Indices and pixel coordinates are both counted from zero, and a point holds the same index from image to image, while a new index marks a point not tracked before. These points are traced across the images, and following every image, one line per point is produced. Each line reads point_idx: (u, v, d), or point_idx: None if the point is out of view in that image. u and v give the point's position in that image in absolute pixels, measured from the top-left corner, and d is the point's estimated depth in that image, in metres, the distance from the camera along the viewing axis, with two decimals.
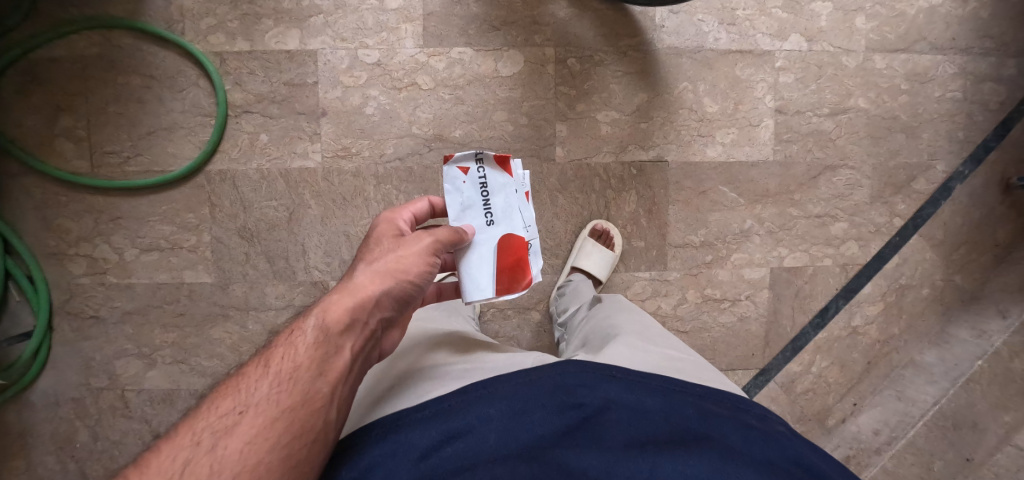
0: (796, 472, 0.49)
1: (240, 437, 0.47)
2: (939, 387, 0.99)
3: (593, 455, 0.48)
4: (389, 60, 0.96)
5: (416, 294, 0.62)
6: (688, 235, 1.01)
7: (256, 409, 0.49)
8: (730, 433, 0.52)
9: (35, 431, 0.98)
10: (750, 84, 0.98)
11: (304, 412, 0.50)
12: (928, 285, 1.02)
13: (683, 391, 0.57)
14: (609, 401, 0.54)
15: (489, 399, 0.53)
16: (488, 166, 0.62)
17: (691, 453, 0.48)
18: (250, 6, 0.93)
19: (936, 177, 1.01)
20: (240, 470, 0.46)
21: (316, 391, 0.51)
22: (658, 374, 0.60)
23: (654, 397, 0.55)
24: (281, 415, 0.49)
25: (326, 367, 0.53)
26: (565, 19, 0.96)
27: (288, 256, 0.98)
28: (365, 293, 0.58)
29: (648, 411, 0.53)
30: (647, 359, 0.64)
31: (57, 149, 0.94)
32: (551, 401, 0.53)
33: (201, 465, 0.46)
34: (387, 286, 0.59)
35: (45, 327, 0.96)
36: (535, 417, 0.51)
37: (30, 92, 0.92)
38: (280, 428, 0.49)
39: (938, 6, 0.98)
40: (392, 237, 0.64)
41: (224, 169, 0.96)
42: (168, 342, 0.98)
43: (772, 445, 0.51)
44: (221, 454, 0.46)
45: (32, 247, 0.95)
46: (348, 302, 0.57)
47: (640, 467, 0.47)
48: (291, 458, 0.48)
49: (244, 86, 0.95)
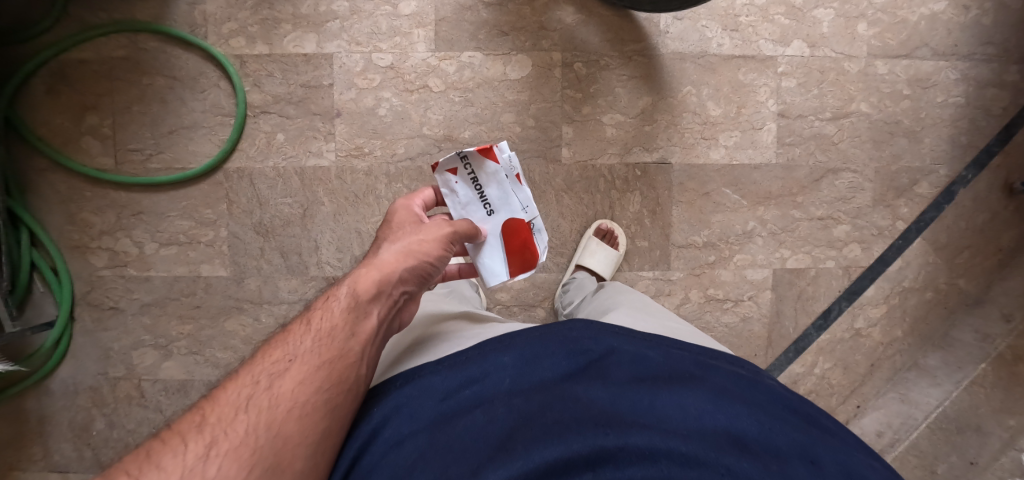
0: (782, 409, 0.55)
1: (290, 380, 0.54)
2: (943, 390, 1.00)
3: (599, 389, 0.54)
4: (402, 63, 0.99)
5: (434, 273, 0.67)
6: (691, 235, 1.03)
7: (301, 359, 0.55)
8: (723, 378, 0.58)
9: (54, 418, 1.01)
10: (752, 88, 1.01)
11: (342, 364, 0.56)
12: (931, 289, 1.03)
13: (681, 346, 0.64)
14: (614, 347, 0.60)
15: (504, 349, 0.60)
16: (473, 161, 0.68)
17: (688, 388, 0.54)
18: (270, 12, 0.98)
19: (940, 181, 1.02)
20: (290, 407, 0.52)
21: (349, 349, 0.57)
22: (657, 334, 0.67)
23: (655, 349, 0.61)
24: (322, 365, 0.55)
25: (358, 329, 0.59)
26: (571, 25, 0.99)
27: (301, 252, 1.01)
28: (390, 268, 0.63)
29: (650, 358, 0.59)
30: (643, 327, 0.71)
31: (83, 146, 0.98)
32: (560, 348, 0.59)
33: (259, 400, 0.52)
34: (409, 263, 0.64)
35: (67, 317, 0.99)
36: (546, 363, 0.58)
37: (61, 92, 0.97)
38: (322, 375, 0.55)
39: (940, 14, 1.00)
40: (413, 222, 0.70)
41: (242, 167, 1.00)
42: (184, 333, 1.02)
43: (760, 388, 0.57)
44: (274, 392, 0.52)
45: (56, 240, 0.99)
46: (375, 275, 0.62)
47: (640, 399, 0.53)
48: (331, 401, 0.54)
49: (263, 88, 0.99)
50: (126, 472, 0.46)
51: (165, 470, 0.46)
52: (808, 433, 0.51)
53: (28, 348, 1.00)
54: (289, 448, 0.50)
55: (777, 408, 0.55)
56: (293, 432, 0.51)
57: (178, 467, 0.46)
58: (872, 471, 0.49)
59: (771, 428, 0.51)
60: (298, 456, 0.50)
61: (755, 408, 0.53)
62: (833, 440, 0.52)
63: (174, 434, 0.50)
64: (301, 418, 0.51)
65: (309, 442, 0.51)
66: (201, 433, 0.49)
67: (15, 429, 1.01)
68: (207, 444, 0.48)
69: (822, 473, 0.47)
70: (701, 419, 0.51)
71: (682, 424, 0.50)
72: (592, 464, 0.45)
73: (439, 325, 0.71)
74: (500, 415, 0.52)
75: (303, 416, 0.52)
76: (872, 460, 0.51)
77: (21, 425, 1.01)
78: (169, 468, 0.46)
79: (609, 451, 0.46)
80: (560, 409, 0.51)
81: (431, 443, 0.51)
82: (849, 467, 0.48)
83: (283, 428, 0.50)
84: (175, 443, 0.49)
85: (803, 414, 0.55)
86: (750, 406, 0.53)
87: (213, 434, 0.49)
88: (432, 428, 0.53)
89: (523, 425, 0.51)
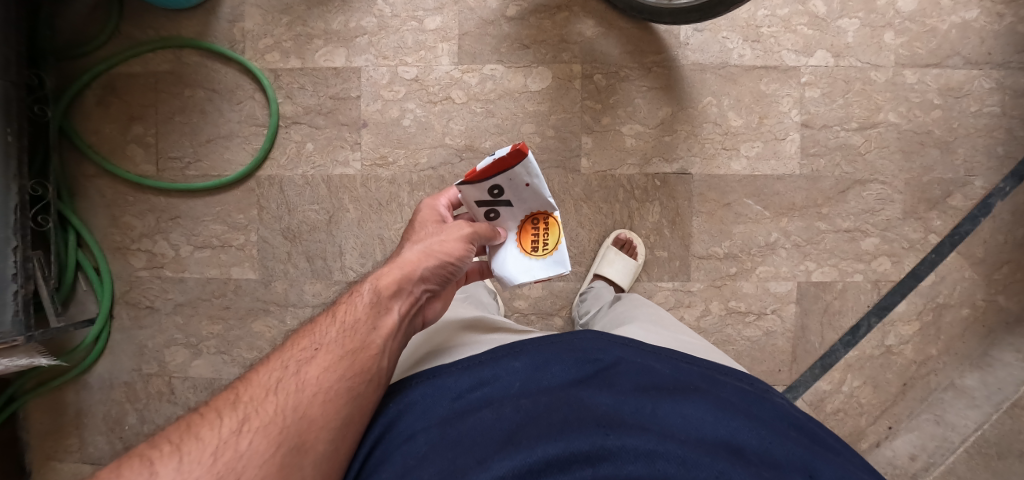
0: (787, 427, 0.55)
1: (316, 367, 0.55)
2: (981, 412, 0.93)
3: (604, 396, 0.54)
4: (426, 76, 1.03)
5: (455, 272, 0.68)
6: (711, 246, 1.01)
7: (327, 348, 0.57)
8: (729, 393, 0.57)
9: (90, 411, 1.06)
10: (775, 98, 1.00)
11: (364, 355, 0.58)
12: (967, 305, 0.99)
13: (689, 360, 0.63)
14: (621, 358, 0.60)
15: (515, 354, 0.60)
16: None
17: (693, 400, 0.54)
18: (303, 28, 1.03)
19: (975, 193, 0.99)
20: (315, 392, 0.53)
21: (371, 341, 0.59)
22: (666, 347, 0.66)
23: (664, 363, 0.61)
24: (346, 355, 0.57)
25: (379, 323, 0.60)
26: (592, 38, 1.00)
27: (326, 257, 1.05)
28: (411, 267, 0.65)
29: (659, 371, 0.59)
30: (653, 341, 0.70)
31: (128, 154, 1.04)
32: (569, 356, 0.60)
33: (287, 383, 0.53)
34: (429, 262, 0.66)
35: (107, 314, 1.05)
36: (554, 370, 0.59)
37: (110, 103, 1.04)
38: (345, 364, 0.56)
39: (972, 21, 0.98)
40: (436, 222, 0.71)
41: (273, 175, 1.04)
42: (214, 333, 1.06)
43: (766, 406, 0.57)
44: (301, 377, 0.54)
45: (100, 241, 1.06)
46: (397, 273, 0.64)
47: (642, 408, 0.53)
48: (353, 390, 0.55)
49: (295, 99, 1.04)
50: (167, 441, 0.48)
51: (201, 442, 0.48)
52: (809, 447, 0.51)
53: (70, 343, 1.05)
54: (314, 431, 0.51)
55: (780, 424, 0.54)
56: (318, 415, 0.52)
57: (214, 439, 0.49)
58: None
59: (771, 441, 0.51)
60: (321, 439, 0.52)
61: (757, 422, 0.53)
62: (836, 458, 0.51)
63: (210, 409, 0.52)
64: (325, 403, 0.53)
65: (332, 427, 0.52)
66: (236, 410, 0.51)
67: (54, 420, 1.06)
68: (240, 420, 0.50)
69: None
70: (701, 429, 0.51)
71: (683, 432, 0.50)
72: (591, 461, 0.46)
73: (457, 331, 0.71)
74: (507, 413, 0.53)
75: (327, 401, 0.53)
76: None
77: (60, 417, 1.06)
78: (206, 439, 0.48)
79: (608, 450, 0.46)
80: (564, 411, 0.52)
81: (440, 438, 0.52)
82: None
83: (308, 411, 0.52)
84: (211, 417, 0.50)
85: (807, 433, 0.55)
86: (752, 420, 0.53)
87: (245, 411, 0.51)
88: (442, 424, 0.54)
89: (527, 423, 0.51)
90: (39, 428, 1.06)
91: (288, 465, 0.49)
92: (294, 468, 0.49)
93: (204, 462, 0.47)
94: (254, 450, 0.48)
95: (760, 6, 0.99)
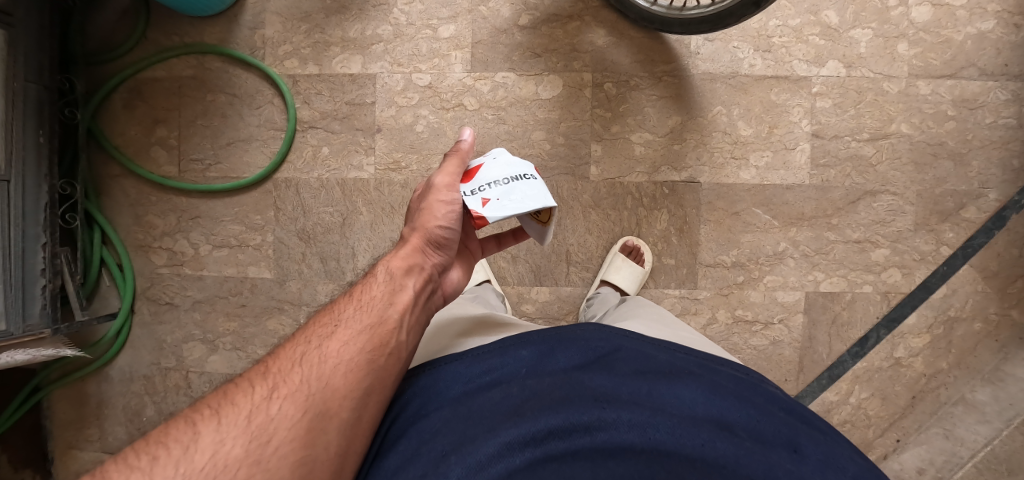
0: (778, 411, 0.56)
1: (336, 341, 0.57)
2: (992, 427, 0.93)
3: (605, 378, 0.56)
4: (439, 83, 1.05)
5: (449, 238, 0.69)
6: (719, 254, 1.02)
7: (346, 324, 0.59)
8: (723, 379, 0.59)
9: (111, 403, 1.10)
10: (785, 108, 1.00)
11: (384, 329, 0.59)
12: (980, 319, 0.98)
13: (688, 351, 0.64)
14: (621, 346, 0.62)
15: (522, 343, 0.62)
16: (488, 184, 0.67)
17: (688, 383, 0.56)
18: (321, 36, 1.06)
19: (989, 206, 0.98)
20: (337, 364, 0.55)
21: (388, 316, 0.60)
22: (666, 339, 0.68)
23: (663, 352, 0.62)
24: (365, 329, 0.58)
25: (395, 299, 0.62)
26: (602, 47, 1.02)
27: (339, 258, 1.07)
28: (414, 244, 0.68)
29: (656, 358, 0.60)
30: (655, 334, 0.71)
31: (152, 155, 1.08)
32: (573, 344, 0.61)
33: (310, 356, 0.55)
34: (428, 235, 0.69)
35: (128, 309, 1.09)
36: (559, 356, 0.60)
37: (136, 106, 1.08)
38: (364, 338, 0.57)
39: (988, 32, 0.97)
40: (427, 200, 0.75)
41: (290, 177, 1.07)
42: (230, 330, 1.09)
43: (758, 391, 0.58)
44: (323, 350, 0.56)
45: (124, 239, 1.10)
46: (404, 252, 0.67)
47: (640, 388, 0.54)
48: (373, 362, 0.56)
49: (312, 105, 1.06)
50: (207, 406, 0.51)
51: (236, 407, 0.50)
52: (792, 426, 0.53)
53: (93, 336, 1.10)
54: (338, 399, 0.52)
55: (770, 407, 0.56)
56: (340, 385, 0.53)
57: (247, 405, 0.51)
58: (853, 463, 0.50)
59: (759, 419, 0.53)
60: (345, 407, 0.53)
61: (747, 403, 0.55)
62: (819, 436, 0.53)
63: (243, 379, 0.54)
64: (347, 373, 0.54)
65: (357, 396, 0.54)
66: (266, 379, 0.53)
67: (76, 411, 1.10)
68: (270, 388, 0.52)
69: (802, 460, 0.49)
70: (695, 407, 0.52)
71: (677, 409, 0.52)
72: (590, 430, 0.49)
73: (469, 324, 0.73)
74: (515, 392, 0.55)
75: (349, 372, 0.54)
76: (854, 456, 0.52)
77: (82, 407, 1.10)
78: (240, 405, 0.51)
79: (604, 421, 0.50)
80: (566, 389, 0.54)
81: (453, 415, 0.55)
82: (830, 458, 0.50)
83: (332, 381, 0.53)
84: (245, 386, 0.53)
85: (796, 415, 0.57)
86: (743, 401, 0.55)
87: (275, 380, 0.53)
88: (454, 404, 0.56)
89: (532, 399, 0.54)
90: (62, 418, 1.10)
91: (313, 430, 0.50)
92: (319, 432, 0.50)
93: (240, 424, 0.49)
94: (283, 414, 0.50)
95: (771, 16, 0.99)
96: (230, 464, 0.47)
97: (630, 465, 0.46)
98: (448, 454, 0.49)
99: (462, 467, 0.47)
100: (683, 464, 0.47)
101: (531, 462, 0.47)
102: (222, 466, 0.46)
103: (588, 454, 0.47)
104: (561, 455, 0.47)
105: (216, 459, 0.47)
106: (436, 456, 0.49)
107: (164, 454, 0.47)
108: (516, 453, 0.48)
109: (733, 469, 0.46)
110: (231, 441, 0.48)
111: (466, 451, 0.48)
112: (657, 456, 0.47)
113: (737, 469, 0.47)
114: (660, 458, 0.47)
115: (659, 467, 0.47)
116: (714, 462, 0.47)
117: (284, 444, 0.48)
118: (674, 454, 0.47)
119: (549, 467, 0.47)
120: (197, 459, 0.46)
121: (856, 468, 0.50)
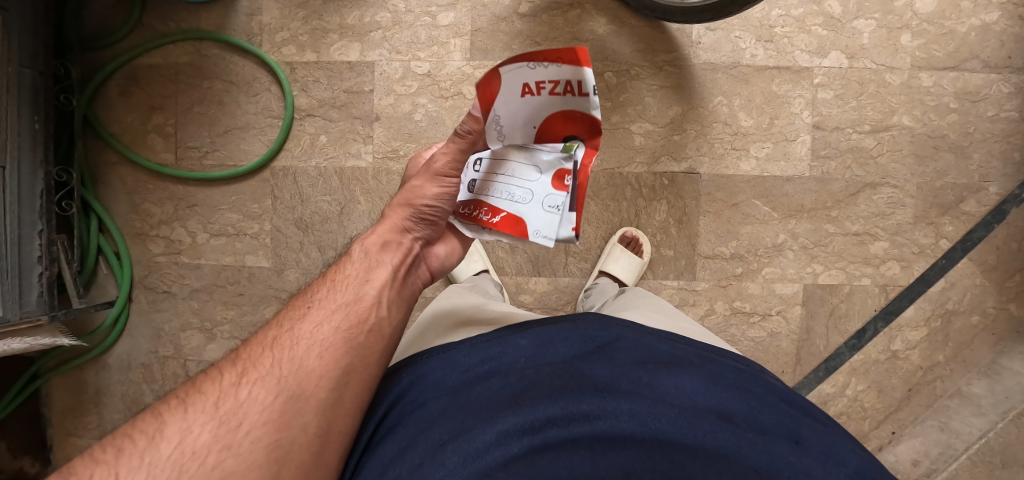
0: (781, 404, 0.56)
1: (309, 322, 0.56)
2: (987, 420, 0.93)
3: (604, 368, 0.56)
4: (438, 71, 1.04)
5: (435, 215, 0.67)
6: (718, 246, 1.02)
7: (320, 305, 0.58)
8: (723, 370, 0.59)
9: (109, 391, 1.10)
10: (787, 99, 0.99)
11: (360, 306, 0.59)
12: (977, 313, 0.99)
13: (688, 342, 0.64)
14: (621, 336, 0.61)
15: (521, 333, 0.61)
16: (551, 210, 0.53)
17: (688, 373, 0.55)
18: (319, 22, 1.05)
19: (989, 199, 0.98)
20: (311, 345, 0.54)
21: (364, 293, 0.60)
22: (667, 330, 0.67)
23: (663, 343, 0.62)
24: (339, 308, 0.58)
25: (371, 276, 0.62)
26: (603, 35, 1.01)
27: (337, 247, 1.07)
28: (391, 219, 0.67)
29: (657, 349, 0.60)
30: (655, 325, 0.71)
31: (149, 144, 1.08)
32: (572, 334, 0.61)
33: (282, 339, 0.55)
34: (407, 211, 0.67)
35: (126, 297, 1.08)
36: (558, 346, 0.60)
37: (132, 93, 1.07)
38: (340, 316, 0.57)
39: (993, 24, 0.96)
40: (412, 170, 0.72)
41: (287, 166, 1.07)
42: (228, 318, 1.09)
43: (760, 383, 0.58)
44: (296, 332, 0.55)
45: (121, 227, 1.09)
46: (381, 228, 0.67)
47: (640, 378, 0.54)
48: (351, 340, 0.56)
49: (310, 92, 1.06)
50: (175, 395, 0.51)
51: (204, 394, 0.50)
52: (794, 418, 0.53)
53: (91, 324, 1.10)
54: (313, 380, 0.52)
55: (771, 397, 0.56)
56: (315, 365, 0.53)
57: (215, 391, 0.50)
58: (854, 454, 0.50)
59: (761, 410, 0.53)
60: (322, 388, 0.52)
61: (748, 394, 0.55)
62: (821, 427, 0.54)
63: (214, 368, 0.53)
64: (322, 353, 0.54)
65: (334, 375, 0.53)
66: (235, 365, 0.53)
67: (74, 398, 1.10)
68: (239, 373, 0.52)
69: (804, 452, 0.49)
70: (695, 397, 0.52)
71: (678, 400, 0.51)
72: (589, 418, 0.49)
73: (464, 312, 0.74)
74: (514, 382, 0.55)
75: (324, 352, 0.54)
76: (856, 448, 0.52)
77: (80, 394, 1.10)
78: (209, 391, 0.50)
79: (603, 410, 0.50)
80: (565, 379, 0.54)
81: (450, 404, 0.55)
82: (831, 450, 0.50)
83: (306, 362, 0.53)
84: (213, 374, 0.52)
85: (798, 407, 0.57)
86: (744, 392, 0.55)
87: (244, 366, 0.52)
88: (451, 393, 0.56)
89: (531, 389, 0.54)
90: (60, 405, 1.10)
91: (288, 411, 0.50)
92: (294, 414, 0.50)
93: (208, 410, 0.49)
94: (255, 397, 0.50)
95: (774, 6, 0.98)
96: (199, 450, 0.46)
97: (630, 454, 0.46)
98: (445, 444, 0.49)
99: (459, 455, 0.47)
100: (683, 453, 0.47)
101: (530, 449, 0.47)
102: (191, 452, 0.46)
103: (588, 443, 0.48)
104: (560, 443, 0.48)
105: (183, 447, 0.46)
106: (434, 445, 0.49)
107: (129, 445, 0.46)
108: (514, 441, 0.48)
109: (734, 459, 0.46)
110: (200, 427, 0.47)
111: (463, 440, 0.48)
112: (657, 446, 0.47)
113: (739, 459, 0.46)
114: (661, 447, 0.47)
115: (658, 456, 0.47)
116: (715, 452, 0.47)
117: (257, 428, 0.48)
118: (675, 443, 0.47)
119: (547, 456, 0.47)
120: (162, 447, 0.46)
121: (858, 461, 0.49)
